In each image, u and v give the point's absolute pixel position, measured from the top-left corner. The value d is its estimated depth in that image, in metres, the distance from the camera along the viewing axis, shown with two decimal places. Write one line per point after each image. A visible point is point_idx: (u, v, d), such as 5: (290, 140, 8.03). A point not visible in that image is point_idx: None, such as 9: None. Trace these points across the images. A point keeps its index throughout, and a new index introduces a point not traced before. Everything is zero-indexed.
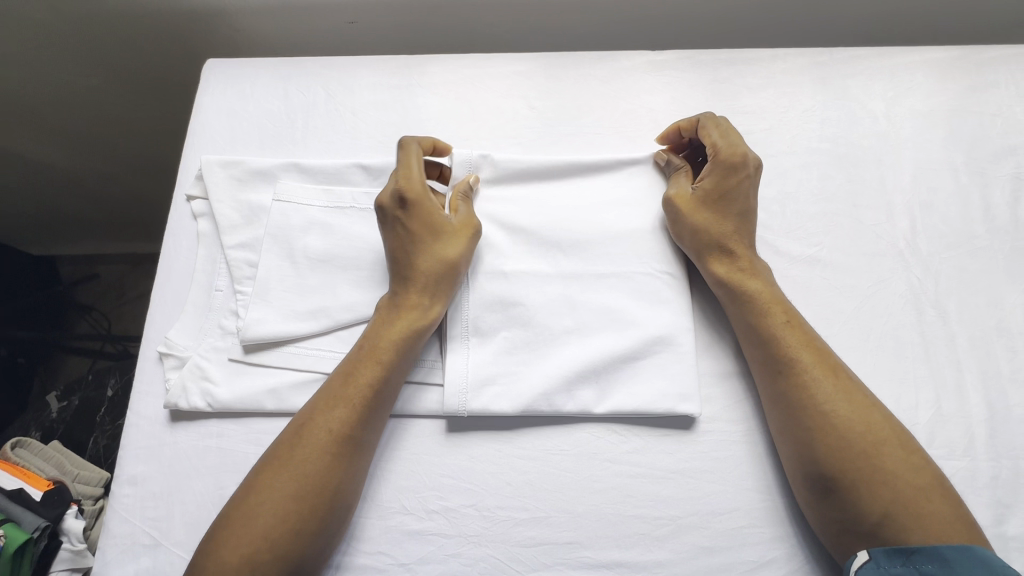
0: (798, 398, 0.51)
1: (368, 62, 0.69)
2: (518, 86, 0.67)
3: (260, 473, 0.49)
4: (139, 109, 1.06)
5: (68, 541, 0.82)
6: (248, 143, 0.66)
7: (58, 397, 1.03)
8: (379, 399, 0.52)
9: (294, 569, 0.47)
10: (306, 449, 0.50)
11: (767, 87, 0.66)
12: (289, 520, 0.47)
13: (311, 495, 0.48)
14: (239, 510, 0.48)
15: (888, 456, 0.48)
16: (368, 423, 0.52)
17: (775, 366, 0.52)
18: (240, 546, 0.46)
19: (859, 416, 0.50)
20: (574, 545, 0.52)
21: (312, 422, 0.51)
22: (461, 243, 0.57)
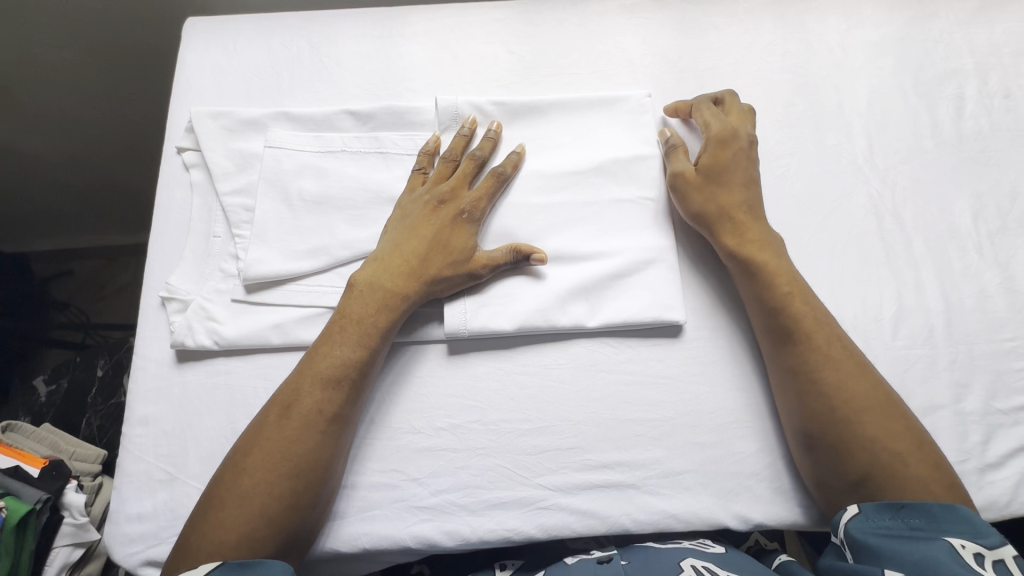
0: (798, 343, 0.54)
1: (349, 15, 0.71)
2: (497, 32, 0.70)
3: (246, 452, 0.49)
4: (114, 84, 1.05)
5: (70, 516, 0.82)
6: (235, 97, 0.67)
7: (46, 381, 1.02)
8: (365, 381, 0.53)
9: (311, 487, 0.49)
10: (296, 426, 0.50)
11: (731, 24, 0.70)
12: (283, 495, 0.48)
13: (306, 472, 0.49)
14: (227, 490, 0.48)
15: (885, 412, 0.51)
16: (356, 401, 0.53)
17: (778, 319, 0.55)
18: (236, 521, 0.46)
19: (855, 371, 0.52)
20: (576, 449, 0.56)
21: (300, 401, 0.51)
22: (468, 235, 0.58)
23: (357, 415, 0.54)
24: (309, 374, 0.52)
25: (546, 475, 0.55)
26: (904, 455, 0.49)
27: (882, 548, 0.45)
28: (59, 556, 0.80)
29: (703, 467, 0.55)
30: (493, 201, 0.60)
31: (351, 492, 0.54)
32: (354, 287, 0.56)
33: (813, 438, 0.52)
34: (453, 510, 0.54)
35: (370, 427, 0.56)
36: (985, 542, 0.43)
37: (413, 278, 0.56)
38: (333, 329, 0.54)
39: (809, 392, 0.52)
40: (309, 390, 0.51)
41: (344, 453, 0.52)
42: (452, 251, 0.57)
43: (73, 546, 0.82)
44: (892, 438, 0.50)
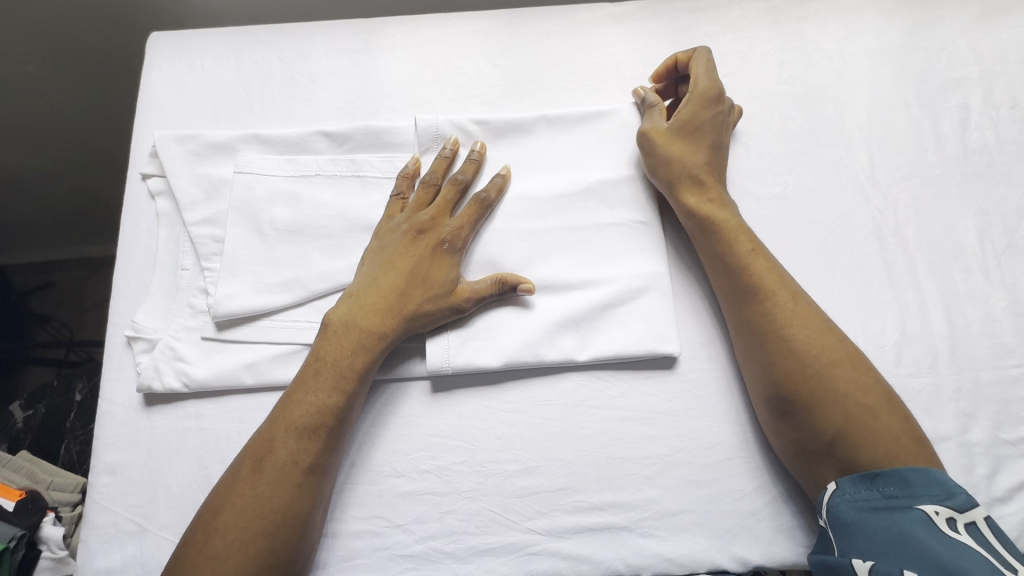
0: (760, 299, 0.53)
1: (323, 28, 0.67)
2: (479, 44, 0.66)
3: (218, 511, 0.47)
4: (81, 94, 1.00)
5: (48, 550, 0.80)
6: (203, 118, 0.63)
7: (21, 406, 0.99)
8: (343, 426, 0.51)
9: (287, 545, 0.46)
10: (270, 481, 0.47)
11: (726, 33, 0.67)
12: (259, 556, 0.45)
13: (282, 529, 0.46)
14: (198, 553, 0.45)
15: (849, 365, 0.50)
16: (334, 448, 0.50)
17: (735, 273, 0.54)
18: None
19: (813, 325, 0.51)
20: (567, 491, 0.53)
21: (273, 454, 0.48)
22: (449, 266, 0.55)
23: (336, 464, 0.51)
24: (283, 424, 0.49)
25: (536, 518, 0.52)
26: (872, 408, 0.48)
27: (861, 526, 0.44)
28: None
29: (699, 507, 0.53)
30: (476, 229, 0.57)
31: (331, 540, 0.52)
32: (328, 325, 0.53)
33: (778, 396, 0.50)
34: (439, 557, 0.52)
35: (351, 471, 0.53)
36: (956, 507, 0.43)
37: (389, 314, 0.53)
38: (308, 373, 0.51)
39: (772, 347, 0.51)
40: (283, 439, 0.49)
41: (323, 504, 0.50)
42: (430, 283, 0.54)
43: None
44: (858, 391, 0.49)
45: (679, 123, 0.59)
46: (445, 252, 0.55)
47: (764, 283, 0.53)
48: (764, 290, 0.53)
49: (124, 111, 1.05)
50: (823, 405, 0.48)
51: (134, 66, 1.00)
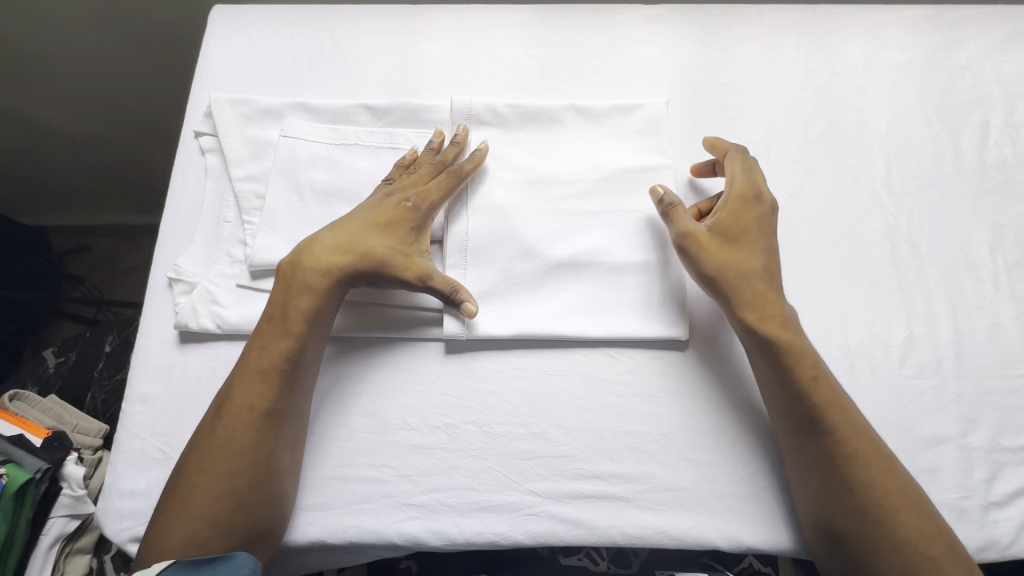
0: (828, 438, 0.50)
1: (372, 11, 0.72)
2: (518, 35, 0.70)
3: (191, 456, 0.51)
4: (139, 65, 1.07)
5: (68, 487, 0.84)
6: (255, 85, 0.68)
7: (55, 353, 1.04)
8: (294, 377, 0.53)
9: (249, 489, 0.49)
10: (232, 427, 0.50)
11: (755, 39, 0.70)
12: (225, 498, 0.49)
13: (242, 475, 0.49)
14: (173, 494, 0.50)
15: (909, 504, 0.49)
16: (290, 396, 0.52)
17: (810, 416, 0.51)
18: (180, 528, 0.48)
19: (880, 464, 0.50)
20: (570, 457, 0.55)
21: (232, 403, 0.51)
22: (407, 234, 0.57)
23: (298, 412, 0.53)
24: (241, 375, 0.52)
25: (538, 481, 0.54)
26: (907, 534, 0.48)
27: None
28: (54, 526, 0.83)
29: (696, 485, 0.54)
30: (443, 201, 0.59)
31: (341, 483, 0.54)
32: (280, 274, 0.55)
33: (824, 527, 0.50)
34: (441, 510, 0.54)
35: (364, 421, 0.56)
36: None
37: (349, 272, 0.55)
38: (263, 327, 0.54)
39: (828, 487, 0.50)
40: (241, 387, 0.52)
41: (291, 448, 0.52)
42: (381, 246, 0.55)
43: (69, 518, 0.84)
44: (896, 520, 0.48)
45: (738, 200, 0.56)
46: (407, 213, 0.57)
47: (840, 424, 0.50)
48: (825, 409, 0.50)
49: (176, 82, 1.11)
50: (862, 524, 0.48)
51: (189, 42, 1.06)
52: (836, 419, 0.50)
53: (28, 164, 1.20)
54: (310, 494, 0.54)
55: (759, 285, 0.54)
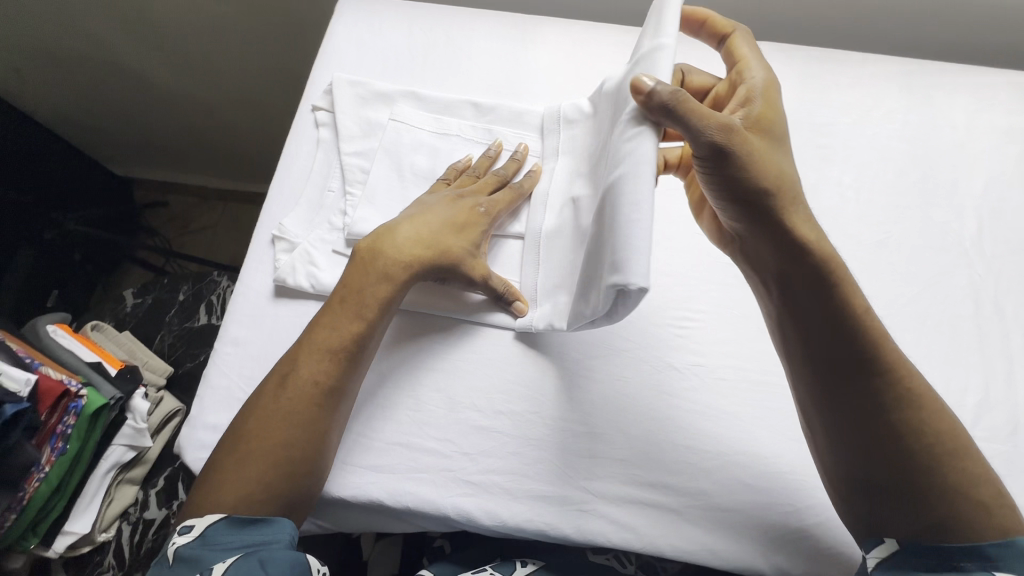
0: (868, 367, 0.49)
1: (488, 16, 0.76)
2: (623, 55, 0.73)
3: (249, 421, 0.53)
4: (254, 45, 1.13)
5: (132, 419, 0.90)
6: (372, 70, 0.73)
7: (134, 294, 1.12)
8: (359, 357, 0.56)
9: (306, 461, 0.52)
10: (295, 399, 0.53)
11: (855, 86, 0.71)
12: (282, 464, 0.51)
13: (299, 444, 0.52)
14: (227, 453, 0.51)
15: (951, 444, 0.47)
16: (352, 375, 0.55)
17: (849, 340, 0.49)
18: (235, 487, 0.50)
19: (920, 402, 0.48)
20: (626, 462, 0.56)
21: (296, 374, 0.54)
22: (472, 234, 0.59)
23: (356, 390, 0.57)
24: (308, 348, 0.55)
25: (593, 480, 0.56)
26: (955, 478, 0.46)
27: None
28: (114, 453, 0.90)
29: (748, 510, 0.55)
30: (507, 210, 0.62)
31: (405, 450, 0.57)
32: (358, 257, 0.58)
33: (862, 473, 0.49)
34: (497, 492, 0.56)
35: (434, 395, 0.59)
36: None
37: (424, 266, 0.58)
38: (332, 304, 0.57)
39: (863, 420, 0.49)
40: (306, 361, 0.54)
41: (343, 425, 0.56)
42: (455, 246, 0.58)
43: (127, 448, 0.92)
44: (944, 460, 0.46)
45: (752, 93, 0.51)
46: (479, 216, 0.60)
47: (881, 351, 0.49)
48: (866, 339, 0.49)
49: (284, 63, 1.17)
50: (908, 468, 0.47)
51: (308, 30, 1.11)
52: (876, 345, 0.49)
53: (136, 108, 1.31)
54: (374, 455, 0.57)
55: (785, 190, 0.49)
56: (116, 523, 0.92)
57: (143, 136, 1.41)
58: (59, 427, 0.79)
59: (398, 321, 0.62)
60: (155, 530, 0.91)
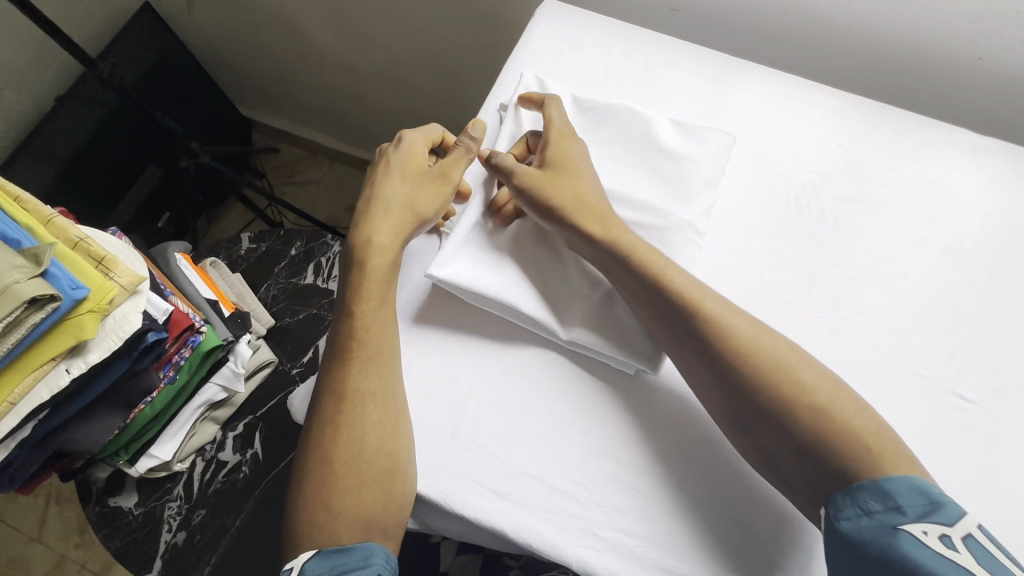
0: (706, 337, 0.51)
1: (692, 50, 0.73)
2: (830, 119, 0.68)
3: (312, 463, 0.54)
4: (423, 38, 1.12)
5: (233, 362, 0.92)
6: (565, 82, 0.71)
7: (250, 238, 1.14)
8: (372, 353, 0.56)
9: (363, 475, 0.53)
10: (332, 419, 0.55)
11: None
12: (351, 489, 0.53)
13: (353, 462, 0.53)
14: (310, 500, 0.53)
15: (800, 392, 0.47)
16: (367, 371, 0.55)
17: (660, 307, 0.54)
18: (324, 524, 0.52)
19: (737, 356, 0.49)
20: (770, 563, 0.51)
21: (325, 398, 0.56)
22: (430, 195, 0.62)
23: (381, 390, 0.55)
24: (328, 367, 0.57)
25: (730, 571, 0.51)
26: (826, 425, 0.46)
27: (858, 551, 0.42)
28: (208, 391, 0.92)
29: None
30: (413, 172, 0.64)
31: (536, 484, 0.54)
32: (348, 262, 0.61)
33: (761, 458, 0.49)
34: (625, 555, 0.52)
35: (575, 435, 0.56)
36: (943, 521, 0.41)
37: (404, 224, 0.61)
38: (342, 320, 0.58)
39: (733, 398, 0.49)
40: (333, 377, 0.56)
41: (379, 429, 0.53)
42: (415, 199, 0.62)
43: (220, 388, 0.93)
44: (792, 411, 0.47)
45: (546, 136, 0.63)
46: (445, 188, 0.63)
47: (688, 312, 0.52)
48: (663, 288, 0.54)
49: (445, 61, 1.15)
50: (762, 428, 0.48)
51: (489, 46, 1.08)
52: (681, 306, 0.53)
53: (284, 60, 1.35)
54: (504, 482, 0.54)
55: (582, 204, 0.58)
56: (192, 456, 0.94)
57: (281, 87, 1.46)
58: (174, 357, 0.81)
59: (545, 345, 0.60)
60: (227, 472, 0.92)
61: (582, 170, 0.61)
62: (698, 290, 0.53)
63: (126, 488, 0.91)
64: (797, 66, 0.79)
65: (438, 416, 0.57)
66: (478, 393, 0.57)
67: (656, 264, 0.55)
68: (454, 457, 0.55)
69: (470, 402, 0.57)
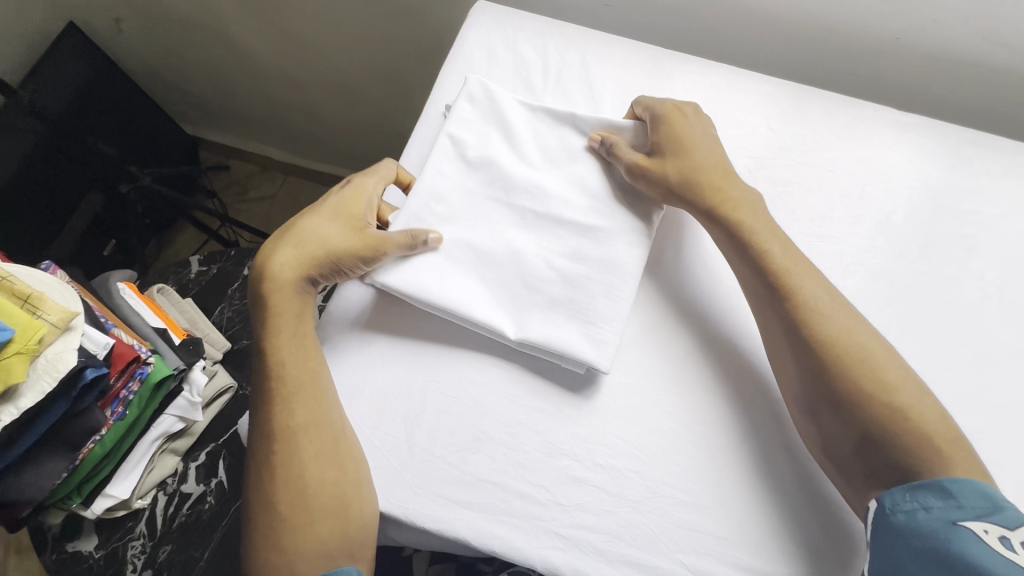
0: (813, 323, 0.53)
1: (626, 45, 0.73)
2: (762, 105, 0.70)
3: (258, 500, 0.54)
4: (362, 45, 1.10)
5: (187, 392, 0.88)
6: (502, 84, 0.71)
7: (200, 261, 1.10)
8: (290, 390, 0.55)
9: (310, 507, 0.53)
10: (268, 456, 0.54)
11: (1008, 175, 0.66)
12: (303, 523, 0.53)
13: (298, 497, 0.53)
14: (262, 537, 0.53)
15: (895, 390, 0.50)
16: (290, 411, 0.54)
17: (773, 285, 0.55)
18: (278, 557, 0.52)
19: (848, 345, 0.51)
20: (726, 541, 0.53)
21: (256, 435, 0.55)
22: (342, 242, 0.58)
23: (306, 424, 0.54)
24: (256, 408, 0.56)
25: (690, 555, 0.53)
26: (917, 423, 0.48)
27: (912, 541, 0.45)
28: (164, 422, 0.88)
29: None
30: (336, 211, 0.60)
31: (496, 490, 0.54)
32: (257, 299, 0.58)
33: (829, 446, 0.52)
34: (588, 551, 0.53)
35: (533, 437, 0.56)
36: (1004, 523, 0.44)
37: (308, 266, 0.58)
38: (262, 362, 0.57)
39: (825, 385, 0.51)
40: (263, 419, 0.55)
41: (319, 462, 0.53)
42: (328, 243, 0.58)
43: (176, 419, 0.90)
44: (878, 409, 0.49)
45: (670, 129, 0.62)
46: (368, 246, 0.58)
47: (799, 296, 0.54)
48: (760, 266, 0.56)
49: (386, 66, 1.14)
50: (830, 417, 0.51)
51: (431, 51, 1.07)
52: (795, 290, 0.54)
53: (226, 76, 1.31)
54: (465, 491, 0.54)
55: (699, 189, 0.59)
56: (153, 491, 0.90)
57: (226, 103, 1.42)
58: (123, 391, 0.78)
59: (499, 349, 0.60)
60: (192, 504, 0.89)
61: (717, 163, 0.61)
62: (806, 277, 0.55)
63: (86, 530, 0.88)
64: (728, 54, 0.81)
65: (393, 431, 0.56)
66: (433, 404, 0.57)
67: (769, 244, 0.57)
68: (412, 470, 0.55)
69: (424, 414, 0.56)
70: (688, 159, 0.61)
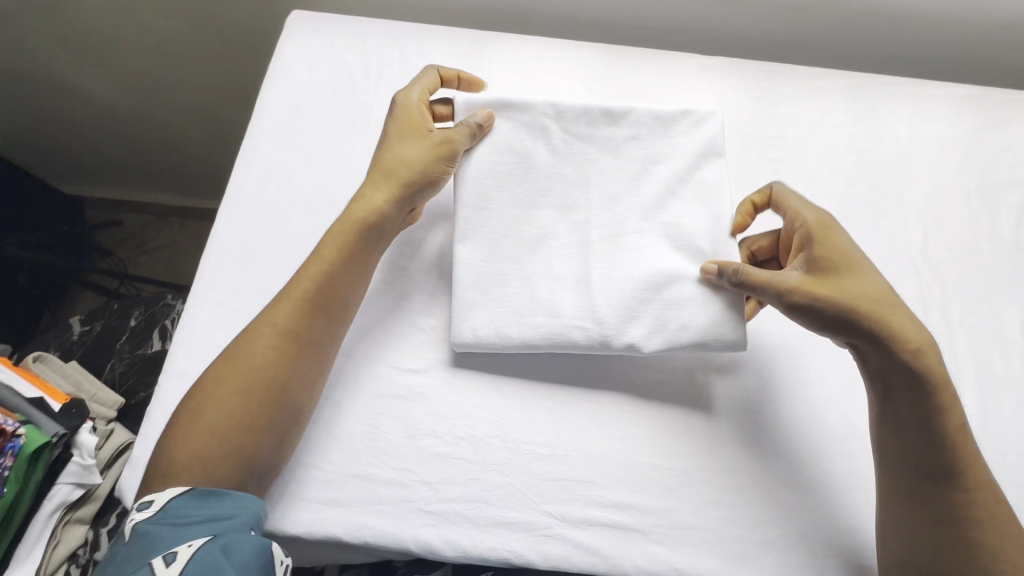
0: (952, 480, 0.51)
1: (443, 33, 0.75)
2: (578, 70, 0.73)
3: (205, 392, 0.51)
4: (216, 64, 1.11)
5: (79, 455, 0.79)
6: (324, 88, 0.72)
7: (82, 321, 1.06)
8: (323, 297, 0.55)
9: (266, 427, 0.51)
10: (260, 347, 0.53)
11: (804, 99, 0.73)
12: (238, 426, 0.50)
13: (266, 399, 0.51)
14: (184, 428, 0.50)
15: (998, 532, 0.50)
16: (317, 322, 0.54)
17: (905, 434, 0.53)
18: (190, 447, 0.49)
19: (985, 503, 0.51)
20: (589, 483, 0.56)
21: (263, 320, 0.54)
22: (421, 145, 0.60)
23: (319, 344, 0.54)
24: (270, 312, 0.55)
25: (556, 503, 0.55)
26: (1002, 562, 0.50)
27: None
28: (58, 493, 0.78)
29: (712, 521, 0.55)
30: (398, 121, 0.61)
31: (361, 481, 0.55)
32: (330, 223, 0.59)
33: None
34: (458, 521, 0.54)
35: (392, 423, 0.57)
36: None
37: (396, 185, 0.59)
38: (304, 269, 0.56)
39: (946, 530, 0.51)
40: (276, 314, 0.54)
41: (307, 389, 0.53)
42: (408, 156, 0.59)
43: (74, 485, 0.79)
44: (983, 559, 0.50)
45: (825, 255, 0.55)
46: (451, 141, 0.60)
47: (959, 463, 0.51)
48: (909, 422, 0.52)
49: (248, 82, 1.16)
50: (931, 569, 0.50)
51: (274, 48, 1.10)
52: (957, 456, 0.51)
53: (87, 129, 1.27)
54: (330, 489, 0.55)
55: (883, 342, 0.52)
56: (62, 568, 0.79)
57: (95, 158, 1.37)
58: None
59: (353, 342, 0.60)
60: None
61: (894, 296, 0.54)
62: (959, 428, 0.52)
63: None
64: (552, 25, 0.84)
65: None
66: None
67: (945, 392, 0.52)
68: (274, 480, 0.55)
69: None
70: (839, 283, 0.53)
